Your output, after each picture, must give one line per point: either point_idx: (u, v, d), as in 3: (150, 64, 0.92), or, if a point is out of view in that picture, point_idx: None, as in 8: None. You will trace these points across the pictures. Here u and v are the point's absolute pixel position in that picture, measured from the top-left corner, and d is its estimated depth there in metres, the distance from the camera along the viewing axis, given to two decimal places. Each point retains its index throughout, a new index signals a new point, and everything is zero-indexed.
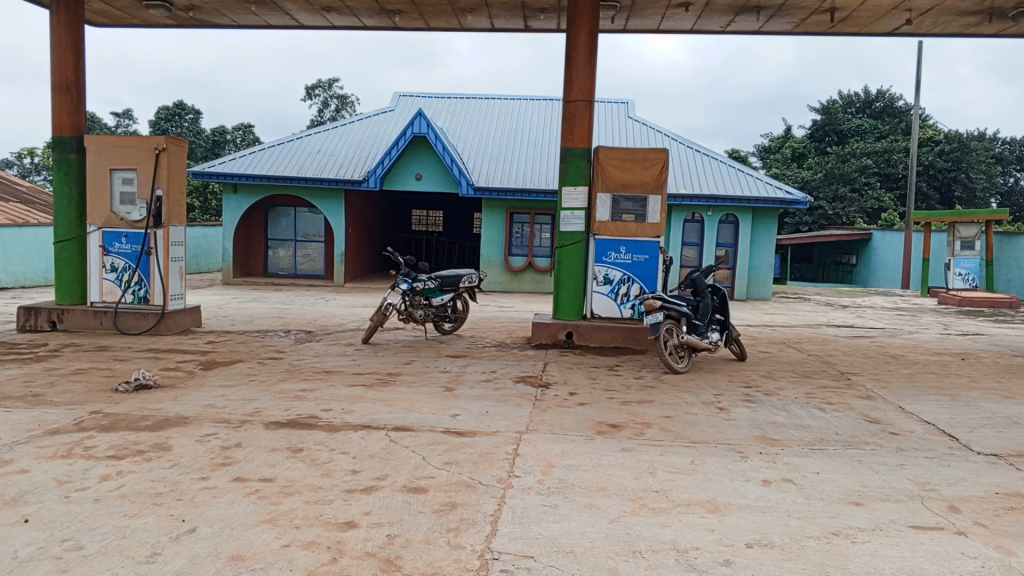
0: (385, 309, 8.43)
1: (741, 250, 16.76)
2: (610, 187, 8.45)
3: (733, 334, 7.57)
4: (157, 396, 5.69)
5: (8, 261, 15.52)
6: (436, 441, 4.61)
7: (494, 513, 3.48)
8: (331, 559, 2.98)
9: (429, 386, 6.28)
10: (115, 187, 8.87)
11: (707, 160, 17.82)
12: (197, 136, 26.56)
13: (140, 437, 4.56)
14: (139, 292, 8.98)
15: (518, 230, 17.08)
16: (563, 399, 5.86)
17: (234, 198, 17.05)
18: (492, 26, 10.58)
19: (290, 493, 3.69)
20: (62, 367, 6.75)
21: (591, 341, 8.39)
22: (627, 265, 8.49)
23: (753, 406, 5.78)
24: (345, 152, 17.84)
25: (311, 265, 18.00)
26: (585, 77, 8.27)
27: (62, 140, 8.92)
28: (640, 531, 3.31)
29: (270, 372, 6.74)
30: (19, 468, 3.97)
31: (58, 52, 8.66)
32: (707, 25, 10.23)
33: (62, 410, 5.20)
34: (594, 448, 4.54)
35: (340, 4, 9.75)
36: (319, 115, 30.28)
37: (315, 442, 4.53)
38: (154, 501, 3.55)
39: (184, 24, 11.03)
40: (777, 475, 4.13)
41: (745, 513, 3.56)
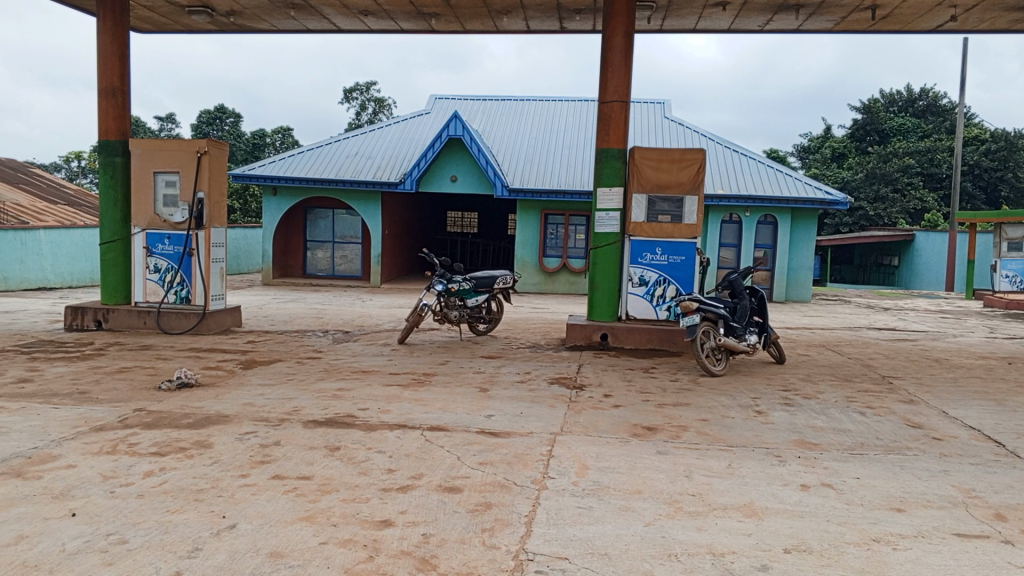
0: (420, 310, 8.49)
1: (780, 251, 16.54)
2: (645, 188, 8.41)
3: (772, 336, 7.48)
4: (199, 394, 5.80)
5: (56, 262, 15.96)
6: (471, 441, 4.63)
7: (529, 514, 3.48)
8: (368, 557, 3.01)
9: (464, 386, 6.31)
10: (158, 190, 9.07)
11: (746, 160, 17.61)
12: (237, 140, 27.02)
13: (182, 435, 4.66)
14: (181, 292, 9.16)
15: (553, 231, 17.07)
16: (598, 401, 5.85)
17: (274, 200, 17.32)
18: (528, 28, 10.59)
19: (327, 491, 3.74)
20: (107, 365, 6.92)
21: (626, 343, 8.35)
22: (663, 267, 8.44)
23: (791, 409, 5.71)
24: (381, 154, 18.00)
25: (349, 266, 18.19)
26: (621, 78, 8.24)
27: (107, 144, 9.14)
28: (676, 534, 3.29)
29: (308, 371, 6.84)
30: (66, 464, 4.08)
31: (105, 58, 8.87)
32: (745, 24, 10.13)
33: (107, 407, 5.34)
34: (630, 450, 4.52)
35: (378, 7, 9.84)
36: (356, 117, 30.59)
37: (352, 441, 4.58)
38: (195, 497, 3.62)
39: (225, 30, 11.24)
40: (816, 480, 4.07)
41: (783, 518, 3.51)
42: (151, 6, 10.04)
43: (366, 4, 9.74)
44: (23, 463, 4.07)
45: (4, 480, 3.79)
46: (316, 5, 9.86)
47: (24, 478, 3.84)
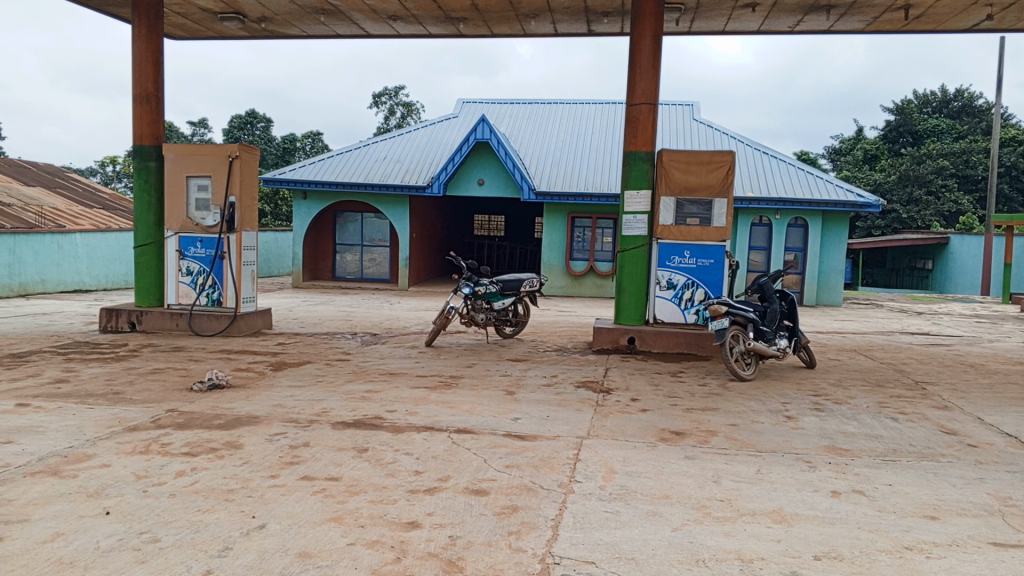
0: (447, 313, 8.53)
1: (811, 255, 16.35)
2: (673, 190, 8.35)
3: (802, 340, 7.38)
4: (229, 395, 5.88)
5: (91, 265, 16.29)
6: (497, 444, 4.64)
7: (555, 518, 3.48)
8: (395, 558, 3.03)
9: (490, 389, 6.32)
10: (191, 194, 9.22)
11: (776, 163, 17.43)
12: (268, 144, 27.36)
13: (213, 435, 4.72)
14: (212, 295, 9.29)
15: (580, 235, 17.04)
16: (625, 405, 5.83)
17: (303, 204, 17.51)
18: (555, 31, 10.60)
19: (355, 492, 3.77)
20: (141, 366, 7.04)
21: (653, 346, 8.31)
22: (691, 270, 8.39)
23: (822, 415, 5.64)
24: (410, 158, 18.11)
25: (377, 270, 18.34)
26: (649, 80, 8.21)
27: (142, 149, 9.30)
28: (704, 540, 3.26)
29: (337, 373, 6.91)
30: (101, 463, 4.16)
31: (140, 65, 9.04)
32: (774, 25, 10.04)
33: (141, 408, 5.43)
34: (656, 455, 4.49)
35: (406, 12, 9.92)
36: (385, 122, 30.83)
37: (380, 442, 4.62)
38: (226, 497, 3.67)
39: (257, 36, 11.40)
40: (847, 487, 4.01)
41: (814, 524, 3.47)
42: (185, 13, 10.22)
43: (395, 9, 9.82)
44: (59, 462, 4.15)
45: (41, 479, 3.88)
46: (345, 10, 9.96)
47: (60, 476, 3.92)
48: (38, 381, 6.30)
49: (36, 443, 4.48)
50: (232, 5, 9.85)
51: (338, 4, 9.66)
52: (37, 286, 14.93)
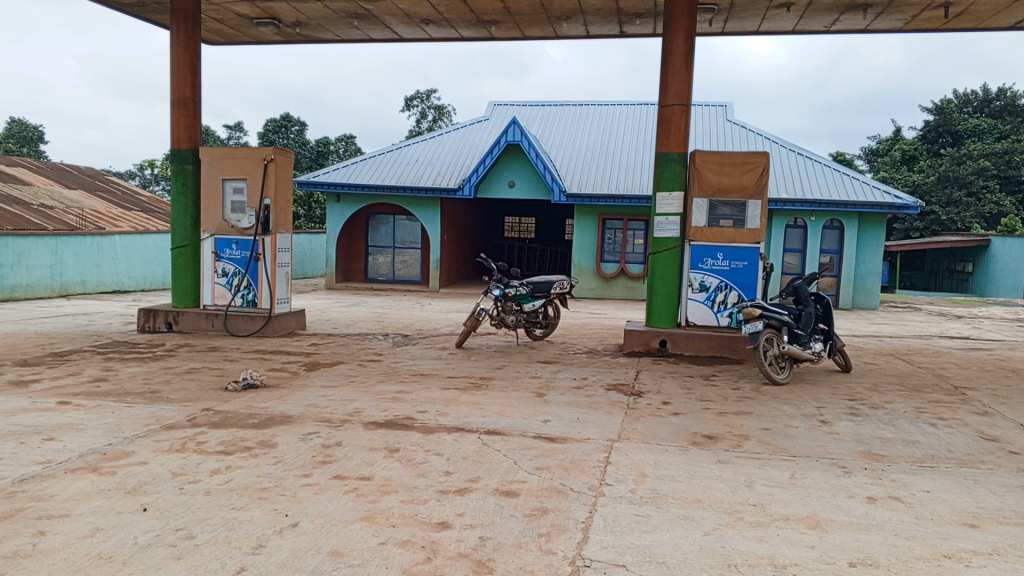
0: (478, 314, 8.54)
1: (846, 257, 16.11)
2: (706, 192, 8.29)
3: (837, 344, 7.26)
4: (264, 395, 5.96)
5: (130, 265, 16.65)
6: (527, 446, 4.64)
7: (586, 521, 3.46)
8: (425, 558, 3.04)
9: (521, 391, 6.33)
10: (227, 197, 9.35)
11: (811, 164, 17.20)
12: (302, 147, 27.68)
13: (247, 434, 4.79)
14: (247, 296, 9.43)
15: (611, 236, 16.97)
16: (656, 408, 5.79)
17: (337, 206, 17.68)
18: (587, 33, 10.59)
19: (387, 491, 3.79)
20: (178, 366, 7.16)
21: (685, 349, 8.25)
22: (724, 273, 8.31)
23: (857, 420, 5.54)
24: (441, 161, 18.19)
25: (409, 271, 18.48)
26: (681, 81, 8.16)
27: (179, 152, 9.47)
28: (736, 544, 3.23)
29: (369, 374, 6.96)
30: (138, 460, 4.24)
31: (177, 70, 9.21)
32: (810, 25, 9.92)
33: (177, 407, 5.53)
34: (689, 459, 4.45)
35: (439, 16, 9.98)
36: (417, 125, 31.02)
37: (411, 443, 4.64)
38: (260, 495, 3.72)
39: (291, 41, 11.54)
40: (883, 493, 3.94)
41: (848, 530, 3.42)
42: (221, 19, 10.39)
43: (427, 13, 9.89)
44: (98, 459, 4.24)
45: (81, 475, 3.97)
46: (378, 14, 10.04)
47: (100, 473, 4.01)
48: (78, 379, 6.44)
49: (76, 440, 4.58)
50: (267, 10, 9.98)
51: (372, 8, 9.75)
52: (77, 286, 15.26)
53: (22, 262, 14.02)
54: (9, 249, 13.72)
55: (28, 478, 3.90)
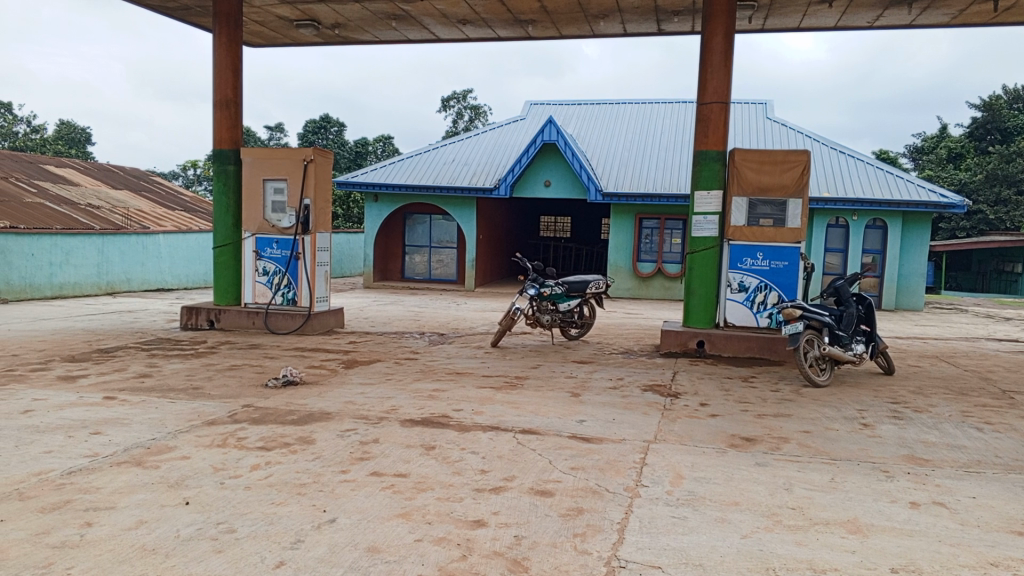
0: (513, 313, 8.56)
1: (890, 257, 15.79)
2: (746, 191, 8.18)
3: (880, 346, 7.12)
4: (303, 392, 6.04)
5: (174, 264, 17.02)
6: (562, 446, 4.63)
7: (621, 521, 3.45)
8: (461, 556, 3.06)
9: (556, 391, 6.32)
10: (268, 197, 9.49)
11: (853, 162, 16.89)
12: (341, 148, 27.96)
13: (287, 431, 4.86)
14: (287, 294, 9.57)
15: (648, 236, 16.86)
16: (694, 409, 5.74)
17: (375, 206, 17.83)
18: (624, 31, 10.53)
19: (423, 489, 3.83)
20: (219, 362, 7.29)
21: (723, 351, 8.17)
22: (764, 273, 8.20)
23: (901, 423, 5.43)
24: (477, 161, 18.25)
25: (445, 270, 18.57)
26: (721, 79, 8.08)
27: (221, 153, 9.62)
28: (775, 548, 3.19)
29: (405, 372, 7.00)
30: (181, 455, 4.33)
31: (220, 73, 9.38)
32: (852, 21, 9.74)
33: (219, 403, 5.63)
34: (727, 461, 4.41)
35: (476, 16, 10.01)
36: (454, 125, 31.14)
37: (446, 441, 4.67)
38: (298, 491, 3.77)
39: (330, 42, 11.67)
40: (927, 498, 3.85)
41: (890, 536, 3.35)
42: (262, 21, 10.55)
43: (465, 13, 9.93)
44: (142, 453, 4.34)
45: (126, 469, 4.07)
46: (417, 15, 10.11)
47: (144, 467, 4.10)
48: (124, 375, 6.61)
49: (122, 435, 4.70)
50: (307, 12, 10.11)
51: (410, 9, 9.82)
52: (123, 284, 15.63)
53: (69, 260, 14.41)
54: (57, 247, 14.12)
55: (77, 471, 4.01)
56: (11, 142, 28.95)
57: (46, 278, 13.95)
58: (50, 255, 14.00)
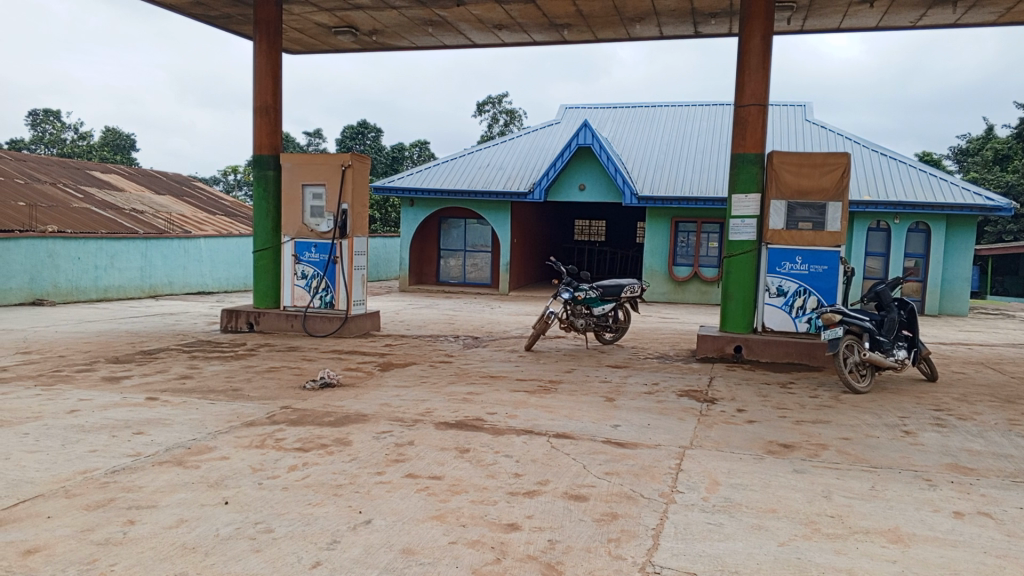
0: (547, 317, 8.56)
1: (933, 261, 15.45)
2: (784, 193, 8.07)
3: (923, 352, 6.97)
4: (339, 394, 6.11)
5: (215, 268, 17.34)
6: (597, 451, 4.62)
7: (656, 527, 3.43)
8: (495, 559, 3.07)
9: (590, 395, 6.30)
10: (307, 202, 9.62)
11: (896, 164, 16.56)
12: (378, 153, 28.22)
13: (324, 432, 4.92)
14: (325, 298, 9.69)
15: (684, 239, 16.75)
16: (730, 415, 5.67)
17: (411, 210, 18.01)
18: (660, 34, 10.46)
19: (457, 491, 3.84)
20: (258, 365, 7.41)
21: (762, 356, 8.05)
22: (803, 277, 8.07)
23: (944, 431, 5.31)
24: (512, 165, 18.29)
25: (479, 274, 18.62)
26: (758, 81, 8.01)
27: (261, 158, 9.77)
28: (813, 556, 3.15)
29: (440, 375, 7.05)
30: (221, 455, 4.41)
31: (260, 79, 9.54)
32: (894, 21, 9.58)
33: (258, 404, 5.72)
34: (764, 468, 4.35)
35: (512, 21, 10.05)
36: (489, 130, 31.21)
37: (481, 444, 4.69)
38: (335, 492, 3.81)
39: (367, 48, 11.79)
40: (972, 508, 3.76)
41: (933, 546, 3.28)
42: (301, 28, 10.70)
43: (501, 18, 9.96)
44: (183, 453, 4.43)
45: (168, 468, 4.15)
46: (453, 21, 10.17)
47: (185, 467, 4.18)
48: (166, 376, 6.76)
49: (164, 435, 4.80)
50: (345, 19, 10.22)
51: (445, 15, 9.89)
52: (165, 288, 15.98)
53: (114, 263, 14.78)
54: (102, 251, 14.49)
55: (120, 470, 4.11)
56: (58, 150, 29.80)
57: (92, 281, 14.31)
58: (95, 259, 14.37)
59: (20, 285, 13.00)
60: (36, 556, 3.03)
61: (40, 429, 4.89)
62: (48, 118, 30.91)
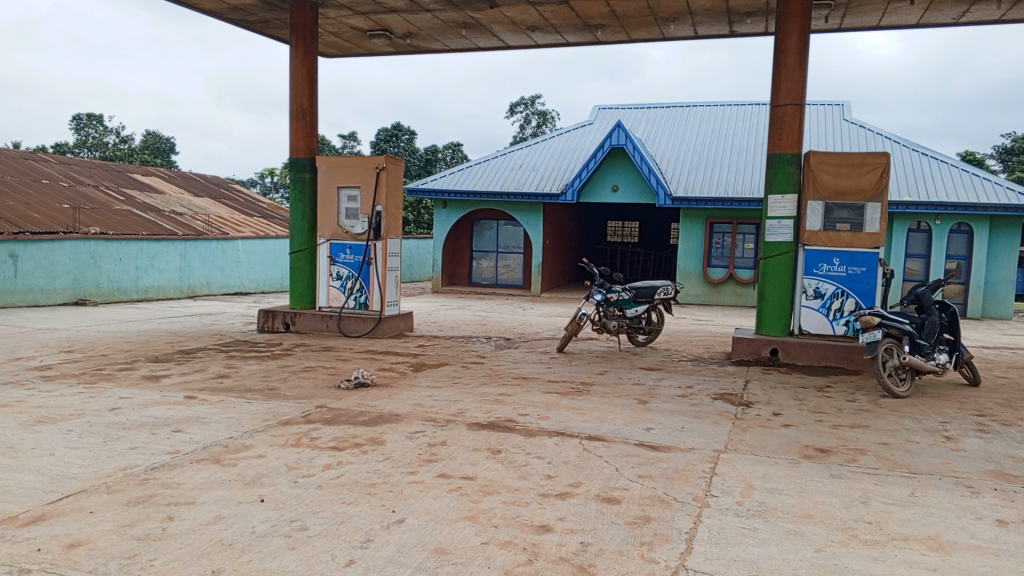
0: (579, 318, 8.53)
1: (976, 263, 15.13)
2: (822, 194, 7.96)
3: (964, 355, 6.82)
4: (374, 394, 6.16)
5: (252, 269, 17.61)
6: (630, 453, 4.60)
7: (689, 531, 3.41)
8: (527, 560, 3.07)
9: (623, 398, 6.27)
10: (342, 204, 9.73)
11: (937, 164, 16.22)
12: (412, 155, 28.41)
13: (358, 432, 4.96)
14: (359, 299, 9.80)
15: (719, 241, 16.59)
16: (766, 419, 5.60)
17: (444, 212, 18.10)
18: (695, 34, 10.37)
19: (489, 492, 3.85)
20: (294, 364, 7.52)
21: (798, 359, 7.94)
22: (841, 279, 7.95)
23: (986, 437, 5.18)
24: (545, 166, 18.27)
25: (512, 275, 18.62)
26: (795, 81, 7.91)
27: (297, 161, 9.88)
28: (850, 563, 3.10)
29: (472, 376, 7.06)
30: (257, 453, 4.48)
31: (296, 83, 9.68)
32: (936, 18, 9.39)
33: (294, 403, 5.80)
34: (800, 472, 4.30)
35: (545, 22, 10.04)
36: (521, 131, 31.20)
37: (513, 445, 4.70)
38: (368, 491, 3.85)
39: (401, 51, 11.88)
40: (1016, 517, 3.67)
41: (975, 554, 3.20)
42: (336, 32, 10.83)
43: (534, 19, 9.97)
44: (220, 452, 4.50)
45: (205, 466, 4.23)
46: (486, 23, 10.20)
47: (222, 464, 4.25)
48: (204, 375, 6.87)
49: (202, 433, 4.88)
50: (379, 23, 10.31)
51: (479, 17, 9.92)
52: (203, 288, 16.26)
53: (155, 264, 15.09)
54: (143, 252, 14.80)
55: (159, 467, 4.19)
56: (101, 153, 30.47)
57: (133, 282, 14.63)
58: (136, 260, 14.68)
59: (64, 286, 13.33)
60: (79, 550, 3.11)
61: (82, 426, 5.00)
62: (91, 123, 31.67)
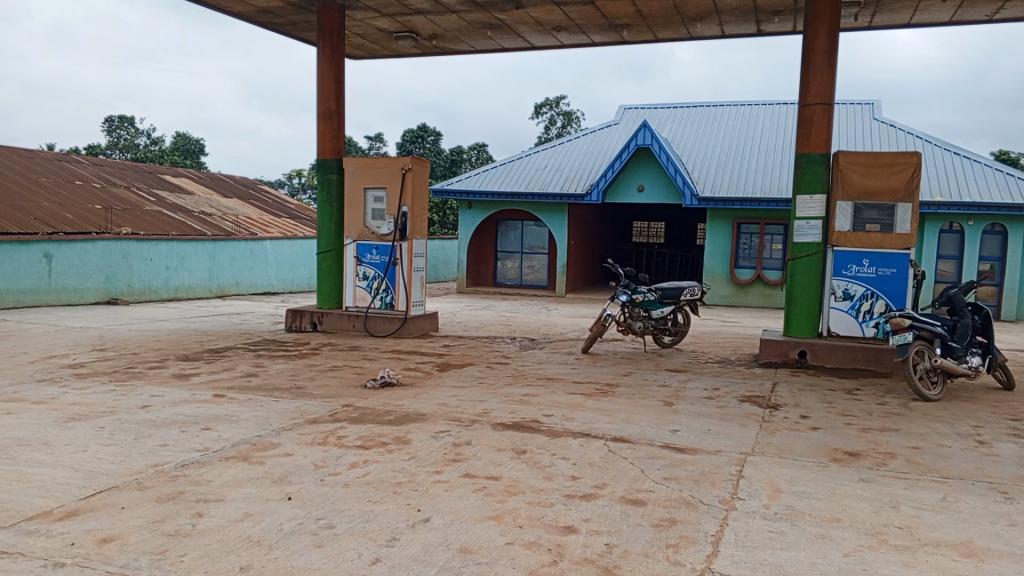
0: (604, 319, 8.50)
1: (1010, 264, 14.84)
2: (851, 194, 7.86)
3: (998, 358, 6.70)
4: (399, 393, 6.20)
5: (280, 269, 17.78)
6: (656, 455, 4.57)
7: (716, 534, 3.38)
8: (552, 561, 3.07)
9: (648, 399, 6.24)
10: (368, 205, 9.80)
11: (969, 163, 15.95)
12: (438, 156, 28.53)
13: (384, 431, 4.99)
14: (385, 299, 9.84)
15: (746, 241, 16.44)
16: (793, 422, 5.54)
17: (469, 212, 18.16)
18: (722, 32, 10.29)
19: (514, 492, 3.86)
20: (321, 363, 7.58)
21: (827, 362, 7.85)
22: (870, 280, 7.84)
23: (1021, 442, 5.08)
24: (570, 166, 18.24)
25: (536, 276, 18.61)
26: (824, 80, 7.82)
27: (324, 162, 9.96)
28: (879, 568, 3.06)
29: (497, 376, 7.07)
30: (285, 451, 4.53)
31: (324, 84, 9.76)
32: (969, 15, 9.24)
33: (321, 402, 5.84)
34: (828, 476, 4.24)
35: (570, 22, 10.03)
36: (546, 132, 31.18)
37: (538, 445, 4.69)
38: (394, 490, 3.87)
39: (427, 52, 11.92)
40: None
41: (1008, 561, 3.15)
42: (363, 34, 10.90)
43: (559, 20, 9.95)
44: (248, 449, 4.55)
45: (234, 463, 4.28)
46: (512, 23, 10.20)
47: (250, 462, 4.30)
48: (232, 374, 6.95)
49: (230, 431, 4.93)
50: (405, 24, 10.36)
51: (504, 17, 9.93)
52: (232, 288, 16.45)
53: (184, 264, 15.30)
54: (172, 252, 15.01)
55: (189, 464, 4.25)
56: (133, 154, 30.94)
57: (163, 282, 14.84)
58: (166, 260, 14.89)
59: (96, 285, 13.56)
60: (111, 545, 3.16)
61: (114, 423, 5.08)
62: (123, 124, 32.17)
